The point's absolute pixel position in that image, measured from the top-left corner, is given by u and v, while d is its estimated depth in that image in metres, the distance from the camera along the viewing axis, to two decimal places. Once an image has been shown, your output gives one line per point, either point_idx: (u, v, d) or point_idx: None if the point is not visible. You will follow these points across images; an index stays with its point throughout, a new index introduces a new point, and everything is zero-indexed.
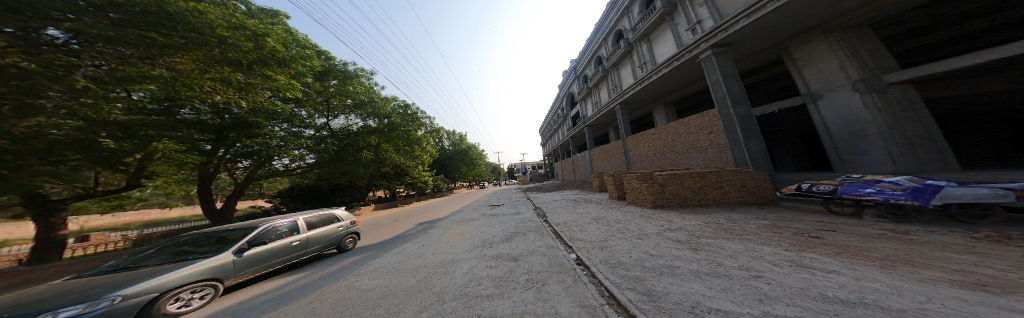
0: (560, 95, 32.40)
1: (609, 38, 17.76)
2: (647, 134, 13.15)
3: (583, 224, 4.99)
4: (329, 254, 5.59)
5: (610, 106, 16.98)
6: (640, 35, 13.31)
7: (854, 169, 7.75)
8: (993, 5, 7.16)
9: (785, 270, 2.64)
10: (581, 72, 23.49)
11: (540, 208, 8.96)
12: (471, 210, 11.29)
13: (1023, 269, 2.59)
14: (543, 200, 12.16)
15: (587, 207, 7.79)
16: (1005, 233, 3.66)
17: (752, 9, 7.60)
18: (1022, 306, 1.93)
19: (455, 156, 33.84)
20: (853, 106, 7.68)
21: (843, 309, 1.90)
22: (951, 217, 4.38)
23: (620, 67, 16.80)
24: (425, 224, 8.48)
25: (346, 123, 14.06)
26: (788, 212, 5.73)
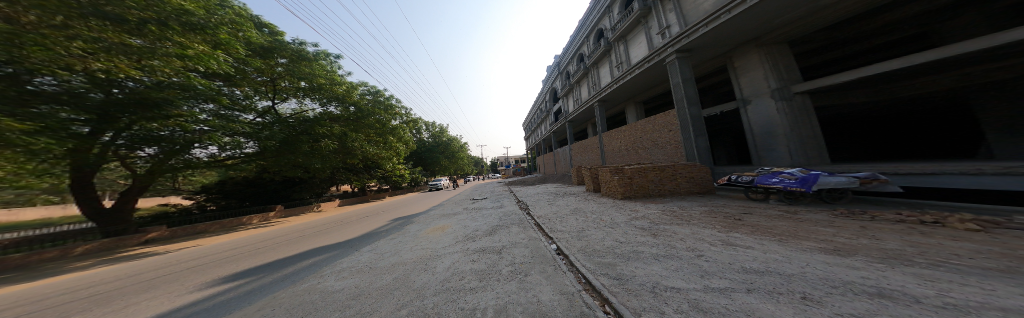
0: (544, 90, 32.63)
1: (591, 36, 18.23)
2: (619, 130, 14.22)
3: (562, 216, 5.29)
4: (288, 256, 4.95)
5: (589, 103, 17.75)
6: (618, 35, 13.96)
7: (767, 162, 9.65)
8: (863, 34, 9.33)
9: (719, 248, 3.25)
10: (564, 68, 23.89)
11: (522, 201, 9.26)
12: (453, 204, 11.02)
13: (858, 236, 3.66)
14: (524, 193, 12.50)
15: (566, 200, 8.29)
16: (854, 210, 5.06)
17: (709, 19, 8.54)
18: (857, 263, 2.75)
19: (434, 149, 32.11)
20: (771, 111, 9.40)
21: (756, 277, 2.44)
22: (824, 200, 5.86)
23: (598, 65, 17.51)
24: (403, 219, 8.09)
25: (298, 109, 12.01)
26: (722, 199, 6.97)
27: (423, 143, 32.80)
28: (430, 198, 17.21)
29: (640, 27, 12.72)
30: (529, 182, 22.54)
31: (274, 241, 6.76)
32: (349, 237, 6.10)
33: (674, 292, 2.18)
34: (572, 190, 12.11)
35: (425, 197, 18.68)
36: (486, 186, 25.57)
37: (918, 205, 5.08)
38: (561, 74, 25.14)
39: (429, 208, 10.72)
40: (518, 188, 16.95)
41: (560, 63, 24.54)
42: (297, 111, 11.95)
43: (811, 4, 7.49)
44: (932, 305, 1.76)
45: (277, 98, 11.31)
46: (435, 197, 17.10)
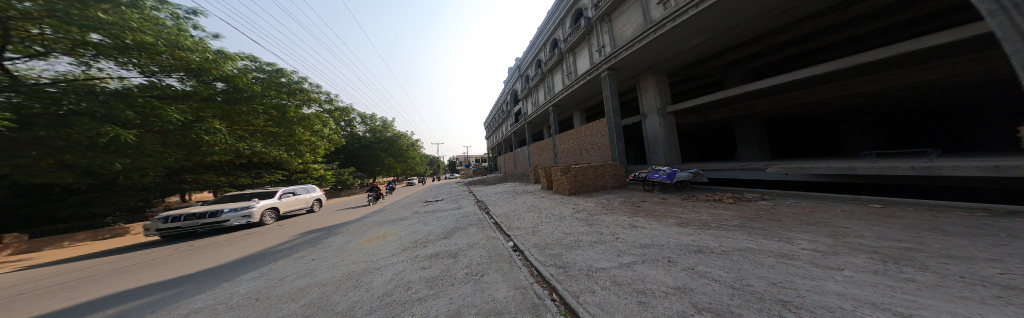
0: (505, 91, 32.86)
1: (547, 45, 19.56)
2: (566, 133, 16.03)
3: (520, 213, 5.56)
4: (83, 302, 3.02)
5: (545, 107, 19.19)
6: (569, 47, 15.49)
7: (653, 162, 13.23)
8: (702, 77, 14.07)
9: (631, 231, 4.28)
10: (524, 72, 24.85)
11: (479, 201, 9.13)
12: (400, 209, 9.61)
13: (699, 212, 5.65)
14: (481, 192, 12.42)
15: (524, 198, 8.75)
16: (696, 194, 7.77)
17: (627, 45, 10.67)
18: (697, 230, 4.28)
19: (374, 145, 26.62)
20: (656, 125, 12.78)
21: (649, 250, 3.37)
22: (683, 189, 8.67)
23: (552, 72, 18.91)
24: (323, 231, 6.41)
25: (76, 73, 6.29)
26: (632, 192, 9.14)
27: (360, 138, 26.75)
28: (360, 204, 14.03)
29: (584, 43, 14.50)
30: (483, 181, 22.37)
31: (41, 287, 3.92)
32: (216, 264, 4.24)
33: (602, 273, 2.69)
34: (525, 188, 12.90)
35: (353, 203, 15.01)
36: (437, 187, 23.31)
37: (720, 189, 8.29)
38: (521, 77, 26.07)
39: (362, 216, 8.83)
40: (472, 188, 16.56)
41: (521, 66, 25.42)
42: (65, 79, 6.23)
43: (679, 48, 10.57)
44: (728, 253, 2.92)
45: (13, 49, 5.48)
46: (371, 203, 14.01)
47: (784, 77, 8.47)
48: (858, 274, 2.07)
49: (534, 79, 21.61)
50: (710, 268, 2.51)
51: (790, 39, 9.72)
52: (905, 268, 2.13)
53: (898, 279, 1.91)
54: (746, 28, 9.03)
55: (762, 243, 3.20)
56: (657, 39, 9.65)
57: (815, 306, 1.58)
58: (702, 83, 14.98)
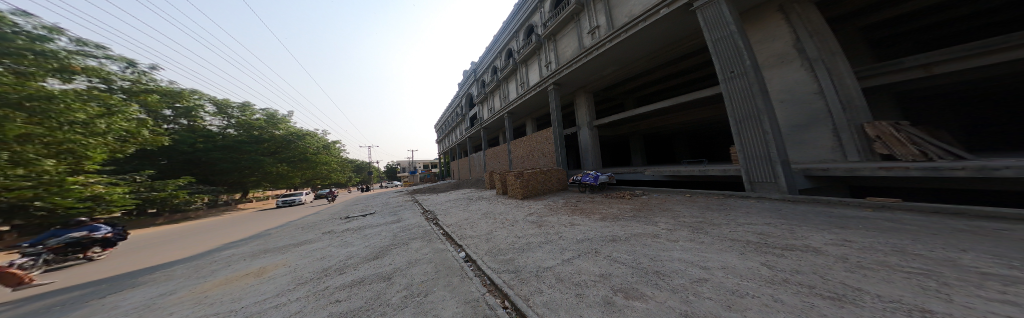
0: (459, 95, 31.69)
1: (502, 54, 20.05)
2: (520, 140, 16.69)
3: (473, 221, 5.29)
4: None
5: (500, 114, 19.50)
6: (522, 58, 16.36)
7: (585, 167, 15.29)
8: (617, 101, 17.59)
9: (574, 228, 4.76)
10: (479, 77, 24.67)
11: (424, 211, 8.13)
12: (313, 228, 7.37)
13: (623, 206, 6.91)
14: (427, 202, 11.13)
15: (477, 204, 8.39)
16: (619, 192, 9.54)
17: (568, 65, 12.17)
18: (622, 221, 5.18)
19: (250, 146, 18.85)
20: (587, 135, 14.89)
21: (586, 243, 3.81)
22: (608, 190, 10.51)
23: (507, 81, 19.42)
24: (160, 274, 4.10)
25: None
26: (572, 193, 10.35)
27: (225, 137, 18.20)
28: (237, 228, 9.81)
29: (535, 57, 15.67)
30: (430, 189, 20.23)
31: None
32: None
33: (548, 271, 2.83)
34: (477, 194, 12.51)
35: (221, 228, 10.26)
36: (369, 198, 19.24)
37: (628, 187, 10.46)
38: (477, 82, 25.72)
39: (239, 246, 6.17)
40: (414, 198, 14.60)
41: (477, 71, 25.12)
42: None
43: (604, 74, 12.85)
44: (634, 238, 3.65)
45: None
46: (262, 226, 9.97)
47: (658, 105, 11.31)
48: (702, 246, 3.00)
49: (489, 85, 21.68)
50: (621, 254, 3.09)
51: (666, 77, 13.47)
52: (724, 237, 3.24)
53: (717, 246, 2.89)
54: (640, 66, 11.71)
55: (656, 228, 4.18)
56: (589, 62, 11.34)
57: (679, 276, 2.19)
58: (618, 105, 18.77)
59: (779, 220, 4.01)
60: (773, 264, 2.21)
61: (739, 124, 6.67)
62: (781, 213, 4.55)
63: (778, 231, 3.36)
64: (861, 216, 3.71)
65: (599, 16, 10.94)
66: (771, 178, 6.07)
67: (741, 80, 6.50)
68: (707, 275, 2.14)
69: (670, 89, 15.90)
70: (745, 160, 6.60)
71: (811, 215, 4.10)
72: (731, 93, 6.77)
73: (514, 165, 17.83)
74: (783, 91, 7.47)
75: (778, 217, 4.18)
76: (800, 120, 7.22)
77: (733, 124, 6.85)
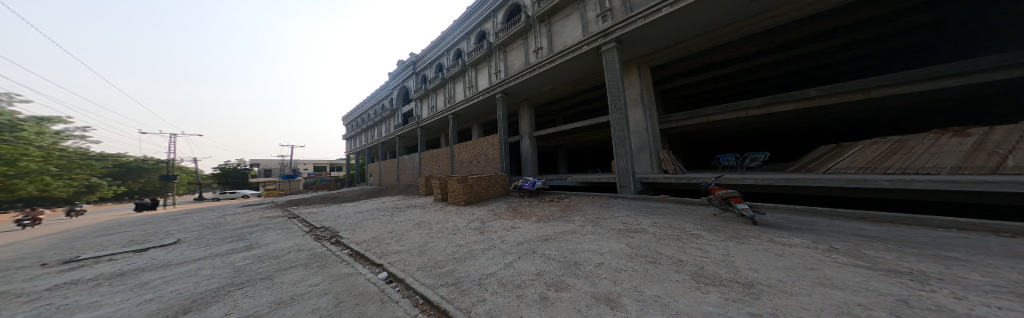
0: (393, 87, 27.61)
1: (450, 53, 19.25)
2: (464, 143, 16.21)
3: (402, 233, 4.65)
4: None
5: (443, 114, 18.30)
6: (471, 62, 16.24)
7: (525, 173, 16.29)
8: (554, 117, 19.97)
9: (514, 231, 4.98)
10: (422, 72, 22.58)
11: (330, 225, 6.39)
12: (100, 261, 4.43)
13: (555, 207, 7.76)
14: (332, 214, 8.70)
15: (407, 214, 7.35)
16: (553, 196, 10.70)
17: (515, 77, 12.97)
18: (555, 220, 5.81)
19: None
20: (528, 144, 16.06)
21: (524, 245, 4.03)
22: (544, 194, 11.60)
23: (454, 82, 18.66)
24: None
25: None
26: (512, 198, 10.82)
27: None
28: None
29: (484, 64, 15.87)
30: (339, 198, 15.96)
31: None
32: None
33: (490, 278, 2.80)
34: (409, 203, 10.96)
35: None
36: (222, 211, 13.09)
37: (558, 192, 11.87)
38: (419, 77, 23.34)
39: None
40: (309, 209, 11.01)
41: (418, 65, 22.79)
42: None
43: (545, 90, 14.40)
44: (562, 236, 4.16)
45: None
46: None
47: (580, 123, 13.60)
48: (609, 235, 3.77)
49: (433, 82, 20.14)
50: (553, 250, 3.45)
51: (588, 101, 16.34)
52: (621, 227, 4.18)
53: (613, 235, 3.70)
54: (568, 89, 13.77)
55: (577, 224, 4.94)
56: (532, 77, 12.47)
57: (590, 263, 2.65)
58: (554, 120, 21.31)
59: (655, 213, 5.54)
60: (642, 245, 3.06)
61: (619, 144, 8.93)
62: (656, 207, 6.28)
63: (654, 220, 4.63)
64: (691, 208, 5.65)
65: (542, 39, 12.33)
66: (625, 184, 8.83)
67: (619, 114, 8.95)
68: (607, 259, 2.66)
69: (592, 113, 19.44)
70: (620, 172, 8.94)
71: (671, 208, 5.86)
72: (617, 121, 9.02)
73: (457, 170, 17.03)
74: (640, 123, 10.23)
75: (654, 211, 5.77)
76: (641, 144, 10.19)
77: (614, 143, 9.01)
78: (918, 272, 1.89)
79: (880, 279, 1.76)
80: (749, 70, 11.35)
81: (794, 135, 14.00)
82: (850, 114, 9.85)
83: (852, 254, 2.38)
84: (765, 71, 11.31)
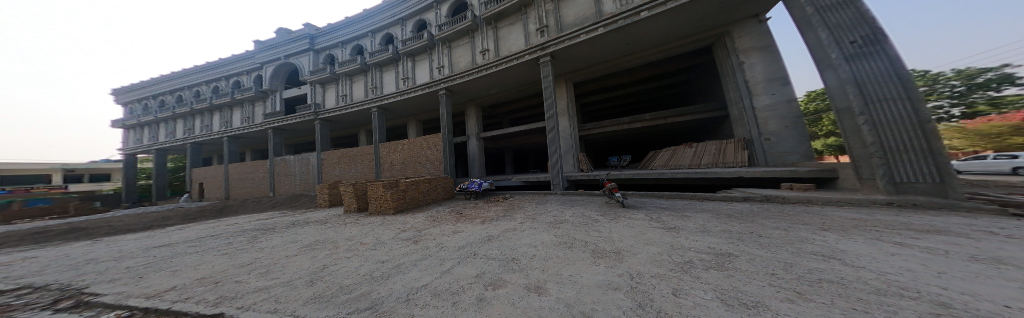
0: (273, 59, 20.59)
1: (378, 36, 16.76)
2: (394, 142, 14.38)
3: (296, 258, 3.58)
4: None
5: (365, 106, 15.47)
6: (406, 51, 14.57)
7: (472, 175, 15.82)
8: (498, 119, 20.50)
9: (449, 236, 4.69)
10: (333, 51, 18.44)
11: (100, 270, 3.67)
12: None
13: (496, 208, 7.86)
14: (107, 253, 5.04)
15: (303, 233, 5.60)
16: (500, 196, 10.91)
17: (459, 75, 12.54)
18: (494, 221, 5.86)
19: None
20: (475, 145, 15.70)
21: (461, 250, 3.87)
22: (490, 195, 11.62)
23: (381, 70, 16.15)
24: None
25: None
26: (455, 201, 10.26)
27: None
28: None
29: (424, 56, 14.57)
30: (100, 230, 8.87)
31: None
32: None
33: (421, 291, 2.53)
34: (308, 218, 8.32)
35: None
36: None
37: (503, 192, 12.20)
38: (327, 56, 18.77)
39: None
40: (15, 255, 5.66)
41: (326, 40, 18.33)
42: None
43: (490, 92, 14.48)
44: (503, 234, 4.25)
45: None
46: None
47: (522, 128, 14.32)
48: (541, 228, 4.12)
49: (349, 65, 16.63)
50: (493, 250, 3.48)
51: (530, 106, 17.45)
52: (551, 220, 4.67)
53: (544, 228, 4.07)
54: (512, 94, 14.42)
55: (513, 222, 5.15)
56: (477, 78, 12.30)
57: (526, 256, 2.82)
58: (499, 122, 21.86)
59: (577, 204, 6.50)
60: (565, 234, 3.49)
61: (554, 148, 9.99)
62: (581, 199, 7.37)
63: (576, 210, 5.44)
64: (602, 199, 6.92)
65: (488, 41, 12.40)
66: (559, 182, 9.99)
67: (552, 121, 10.03)
68: (540, 251, 2.89)
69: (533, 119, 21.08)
70: (556, 172, 10.05)
71: (589, 200, 7.04)
72: (553, 128, 10.00)
73: (385, 173, 14.76)
74: (570, 130, 11.73)
75: (577, 203, 6.77)
76: (573, 149, 11.64)
77: (549, 147, 10.02)
78: (717, 237, 3.02)
79: (695, 243, 2.77)
80: (637, 94, 15.12)
81: (659, 149, 19.65)
82: (683, 131, 14.92)
83: (688, 227, 3.53)
84: (646, 95, 15.39)
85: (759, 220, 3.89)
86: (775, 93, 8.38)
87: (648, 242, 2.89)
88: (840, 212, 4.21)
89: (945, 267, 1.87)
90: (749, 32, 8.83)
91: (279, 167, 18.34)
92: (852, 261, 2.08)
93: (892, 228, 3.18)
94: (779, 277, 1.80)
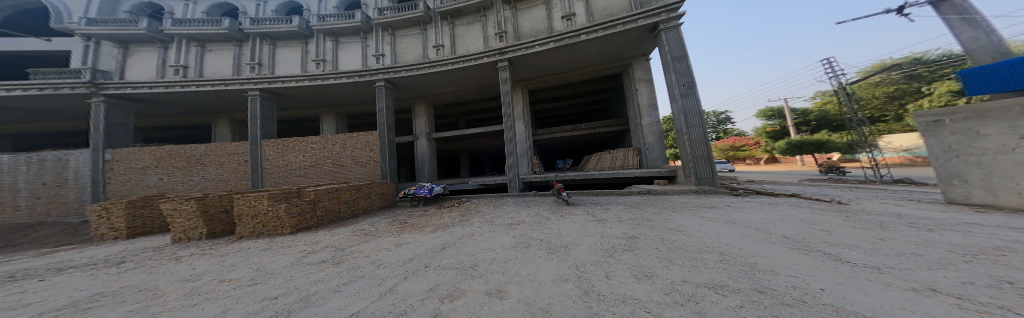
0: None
1: (280, 7, 13.76)
2: (299, 138, 11.60)
3: (128, 295, 2.33)
4: None
5: (239, 84, 11.72)
6: (326, 29, 12.22)
7: (421, 179, 14.43)
8: (451, 120, 19.58)
9: (386, 250, 4.03)
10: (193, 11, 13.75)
11: None
12: None
13: (444, 214, 7.35)
14: None
15: (135, 265, 3.68)
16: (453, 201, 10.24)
17: (407, 69, 11.35)
18: (443, 229, 5.40)
19: None
20: (426, 145, 14.47)
21: (406, 263, 3.39)
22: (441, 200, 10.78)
23: (274, 43, 12.78)
24: None
25: None
26: (398, 210, 8.98)
27: None
28: None
29: (358, 39, 12.53)
30: None
31: None
32: None
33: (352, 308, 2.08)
34: (74, 257, 4.62)
35: None
36: None
37: (458, 196, 11.62)
38: (150, 4, 13.89)
39: None
40: None
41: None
42: None
43: (444, 90, 13.71)
44: (458, 241, 4.01)
45: None
46: None
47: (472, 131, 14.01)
48: (493, 232, 4.04)
49: (209, 26, 12.45)
50: (448, 259, 3.22)
51: (485, 109, 17.35)
52: (506, 222, 4.65)
53: (502, 230, 4.01)
54: (469, 95, 14.09)
55: (464, 229, 4.89)
56: (429, 74, 11.44)
57: (484, 262, 2.72)
58: (451, 124, 20.88)
59: (527, 205, 6.80)
60: (521, 234, 3.54)
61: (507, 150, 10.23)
62: (530, 200, 7.73)
63: (528, 211, 5.63)
64: (549, 199, 7.44)
65: (443, 37, 11.77)
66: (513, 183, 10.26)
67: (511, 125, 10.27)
68: (499, 254, 2.85)
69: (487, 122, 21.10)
70: (513, 173, 10.29)
71: (537, 201, 7.47)
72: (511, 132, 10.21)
73: (285, 180, 11.58)
74: (525, 133, 12.29)
75: (525, 204, 7.05)
76: (527, 151, 12.16)
77: (507, 149, 10.18)
78: (639, 225, 3.64)
79: (624, 231, 3.30)
80: (576, 105, 17.25)
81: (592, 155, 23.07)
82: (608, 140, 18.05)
83: (616, 218, 4.15)
84: (583, 107, 17.74)
85: (665, 209, 4.95)
86: (651, 116, 10.99)
87: (587, 234, 3.28)
88: (712, 201, 5.73)
89: (752, 233, 2.95)
90: (641, 66, 11.33)
91: (6, 174, 10.99)
92: (707, 233, 3.04)
93: (734, 210, 4.63)
94: (668, 251, 2.38)
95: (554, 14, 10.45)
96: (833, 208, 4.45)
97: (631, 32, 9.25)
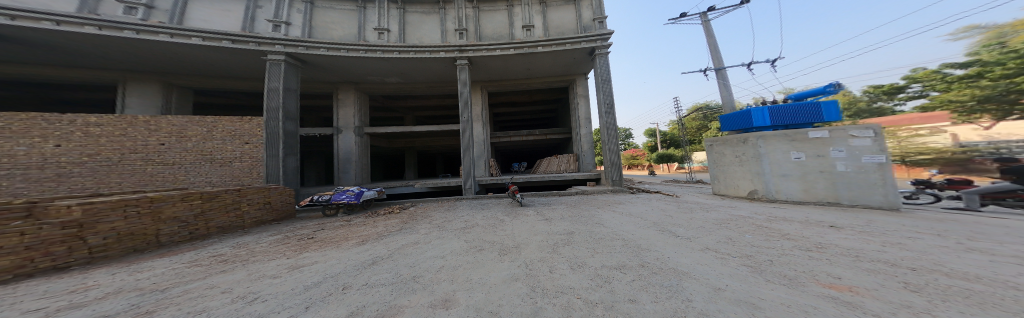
0: None
1: None
2: (54, 117, 6.91)
3: None
4: None
5: None
6: None
7: (343, 182, 11.76)
8: (389, 114, 17.02)
9: (285, 270, 3.07)
10: None
11: None
12: None
13: (374, 224, 6.18)
14: None
15: None
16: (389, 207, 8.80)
17: (331, 46, 9.23)
18: (375, 241, 4.59)
19: None
20: (353, 140, 12.01)
21: (319, 279, 2.73)
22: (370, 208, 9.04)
23: None
24: None
25: None
26: (301, 222, 6.85)
27: None
28: None
29: None
30: None
31: None
32: None
33: None
34: None
35: None
36: None
37: (396, 201, 10.08)
38: None
39: None
40: None
41: None
42: None
43: (384, 80, 11.90)
44: (399, 252, 3.55)
45: None
46: None
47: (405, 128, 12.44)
48: (439, 240, 3.74)
49: None
50: (380, 276, 2.75)
51: (432, 106, 16.00)
52: (459, 227, 4.45)
53: (454, 236, 3.82)
54: (418, 89, 12.76)
55: (406, 238, 4.31)
56: (363, 58, 9.69)
57: (429, 272, 2.53)
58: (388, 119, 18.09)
59: (478, 208, 6.65)
60: (472, 239, 3.48)
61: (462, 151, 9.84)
62: (479, 204, 7.56)
63: (478, 215, 5.52)
64: (497, 203, 7.46)
65: (390, 21, 10.31)
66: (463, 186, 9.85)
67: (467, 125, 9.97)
68: (448, 261, 2.72)
69: (433, 121, 19.49)
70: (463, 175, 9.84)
71: (485, 205, 7.38)
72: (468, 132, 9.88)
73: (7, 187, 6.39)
74: (480, 136, 12.18)
75: (473, 208, 6.83)
76: (480, 154, 12.04)
77: (461, 149, 9.78)
78: (578, 222, 4.22)
79: (565, 228, 3.75)
80: (524, 112, 18.42)
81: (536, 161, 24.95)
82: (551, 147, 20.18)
83: (558, 218, 4.64)
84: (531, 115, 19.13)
85: (596, 208, 5.92)
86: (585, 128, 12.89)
87: (536, 233, 3.56)
88: (624, 199, 7.29)
89: (651, 222, 3.95)
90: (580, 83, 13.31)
91: None
92: (617, 224, 3.89)
93: (639, 206, 6.04)
94: (590, 242, 2.91)
95: (513, 23, 10.93)
96: (688, 202, 6.47)
97: (576, 53, 10.76)
